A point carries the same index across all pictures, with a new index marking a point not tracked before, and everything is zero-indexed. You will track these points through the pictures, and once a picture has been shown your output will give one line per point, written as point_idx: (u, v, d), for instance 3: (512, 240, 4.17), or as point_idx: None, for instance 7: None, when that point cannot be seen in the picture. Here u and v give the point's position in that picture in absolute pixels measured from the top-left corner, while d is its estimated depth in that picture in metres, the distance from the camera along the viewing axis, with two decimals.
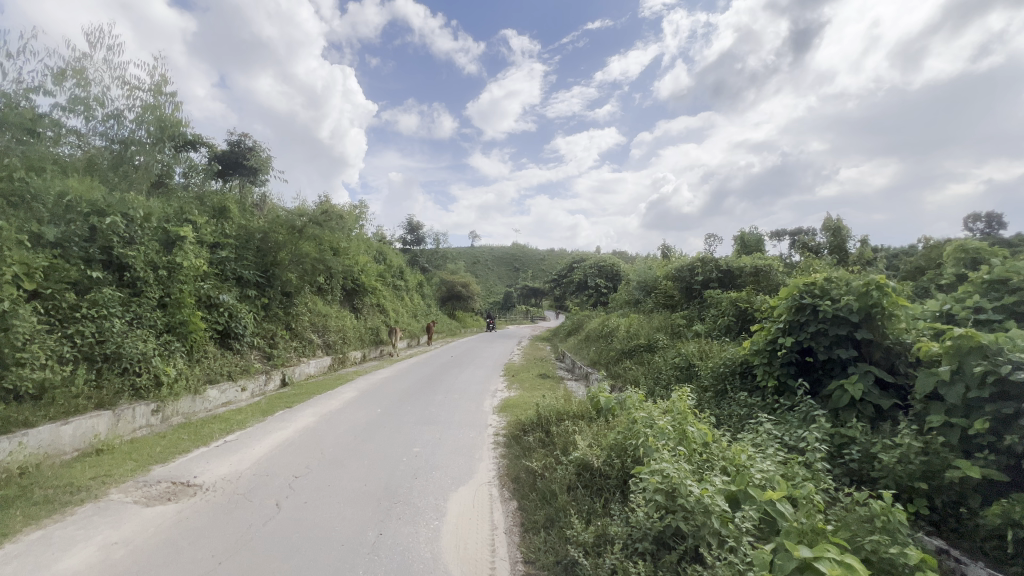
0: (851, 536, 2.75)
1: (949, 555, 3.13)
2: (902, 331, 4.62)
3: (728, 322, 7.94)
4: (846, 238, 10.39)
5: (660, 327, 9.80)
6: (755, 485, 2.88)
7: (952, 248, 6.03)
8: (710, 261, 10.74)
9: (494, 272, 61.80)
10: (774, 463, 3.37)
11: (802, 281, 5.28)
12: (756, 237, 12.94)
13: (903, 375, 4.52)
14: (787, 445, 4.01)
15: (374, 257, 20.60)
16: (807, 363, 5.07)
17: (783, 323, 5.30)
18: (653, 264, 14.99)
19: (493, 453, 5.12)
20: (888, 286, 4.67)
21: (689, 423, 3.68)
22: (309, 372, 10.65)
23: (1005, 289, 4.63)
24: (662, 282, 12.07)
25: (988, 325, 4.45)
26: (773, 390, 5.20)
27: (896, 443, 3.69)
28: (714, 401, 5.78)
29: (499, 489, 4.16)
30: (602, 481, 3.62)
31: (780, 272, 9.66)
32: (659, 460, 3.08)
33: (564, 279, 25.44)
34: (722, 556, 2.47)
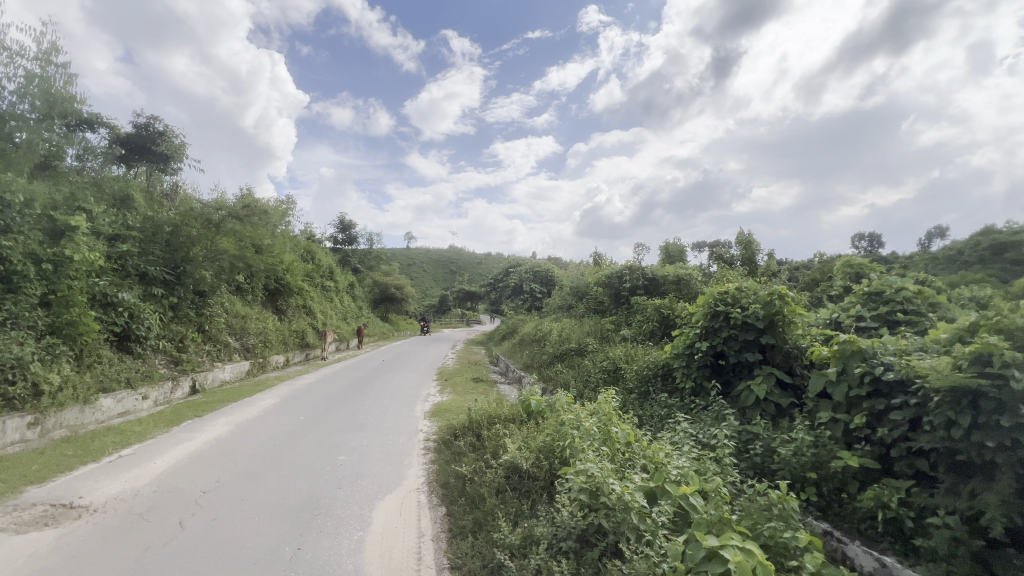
0: (752, 524, 3.02)
1: (832, 536, 3.53)
2: (799, 336, 5.15)
3: (652, 327, 8.40)
4: (756, 252, 11.39)
5: (590, 331, 10.15)
6: (671, 480, 3.07)
7: (841, 263, 6.82)
8: (636, 269, 11.32)
9: (429, 274, 60.89)
10: (689, 459, 3.61)
11: (717, 290, 5.72)
12: (679, 247, 13.84)
13: (799, 377, 5.03)
14: (701, 442, 4.30)
15: (301, 256, 19.52)
16: (720, 365, 5.51)
17: (700, 328, 5.70)
18: (585, 271, 15.52)
19: (424, 458, 5.04)
20: (788, 296, 5.19)
21: (614, 424, 3.84)
22: (223, 378, 9.83)
23: (880, 300, 5.33)
24: (593, 287, 12.54)
25: (866, 332, 5.09)
26: (690, 391, 5.57)
27: (792, 437, 4.09)
28: (638, 402, 6.08)
29: (428, 495, 4.10)
30: (530, 483, 3.68)
31: (699, 281, 10.39)
32: (584, 460, 3.19)
33: (500, 283, 25.65)
34: (640, 550, 2.60)
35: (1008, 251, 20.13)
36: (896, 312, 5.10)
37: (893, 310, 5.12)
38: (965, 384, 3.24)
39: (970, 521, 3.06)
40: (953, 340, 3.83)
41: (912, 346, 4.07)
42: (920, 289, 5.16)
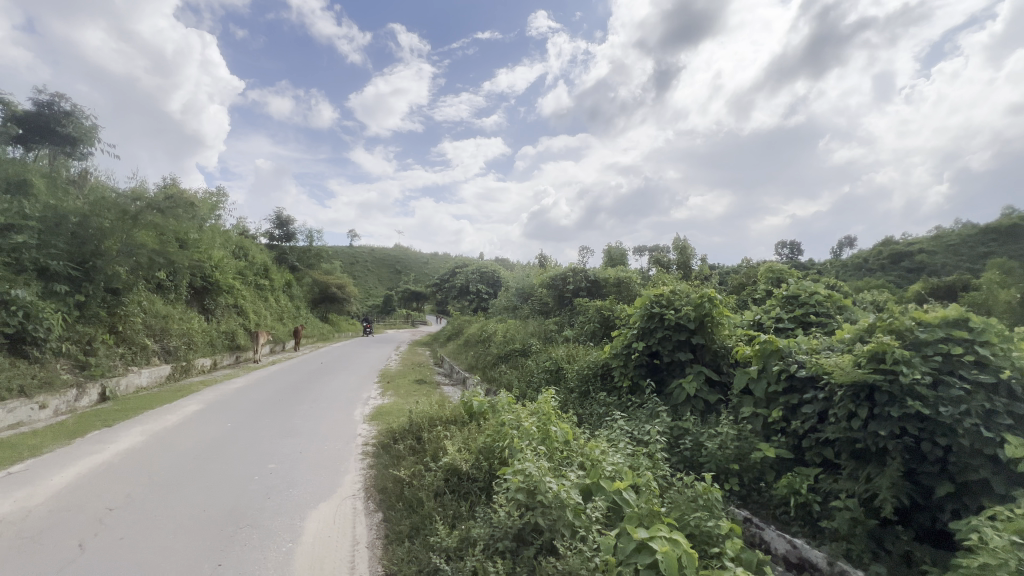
0: (680, 514, 3.18)
1: (751, 522, 3.79)
2: (726, 337, 5.50)
3: (593, 328, 8.66)
4: (691, 257, 12.04)
5: (535, 332, 10.29)
6: (606, 476, 3.17)
7: (764, 269, 7.37)
8: (580, 271, 11.64)
9: (374, 274, 59.16)
10: (624, 455, 3.74)
11: (653, 292, 5.99)
12: (620, 251, 14.36)
13: (726, 374, 5.37)
14: (636, 438, 4.47)
15: (232, 252, 18.32)
16: (655, 365, 5.76)
17: (637, 329, 5.95)
18: (530, 272, 15.71)
19: (361, 463, 4.88)
20: (716, 299, 5.54)
21: (553, 423, 3.91)
22: (139, 384, 9.02)
23: (796, 303, 5.81)
24: (538, 289, 12.73)
25: (784, 332, 5.52)
26: (627, 390, 5.78)
27: (718, 432, 4.36)
28: (578, 401, 6.23)
29: (365, 501, 3.98)
30: (469, 484, 3.68)
31: (638, 283, 10.84)
32: (523, 460, 3.22)
33: (446, 283, 25.42)
34: (574, 546, 2.66)
35: (904, 260, 22.61)
36: (809, 314, 5.57)
37: (807, 313, 5.60)
38: (864, 379, 3.59)
39: (866, 502, 3.40)
40: (855, 339, 4.24)
41: (821, 346, 4.47)
42: (830, 294, 5.67)
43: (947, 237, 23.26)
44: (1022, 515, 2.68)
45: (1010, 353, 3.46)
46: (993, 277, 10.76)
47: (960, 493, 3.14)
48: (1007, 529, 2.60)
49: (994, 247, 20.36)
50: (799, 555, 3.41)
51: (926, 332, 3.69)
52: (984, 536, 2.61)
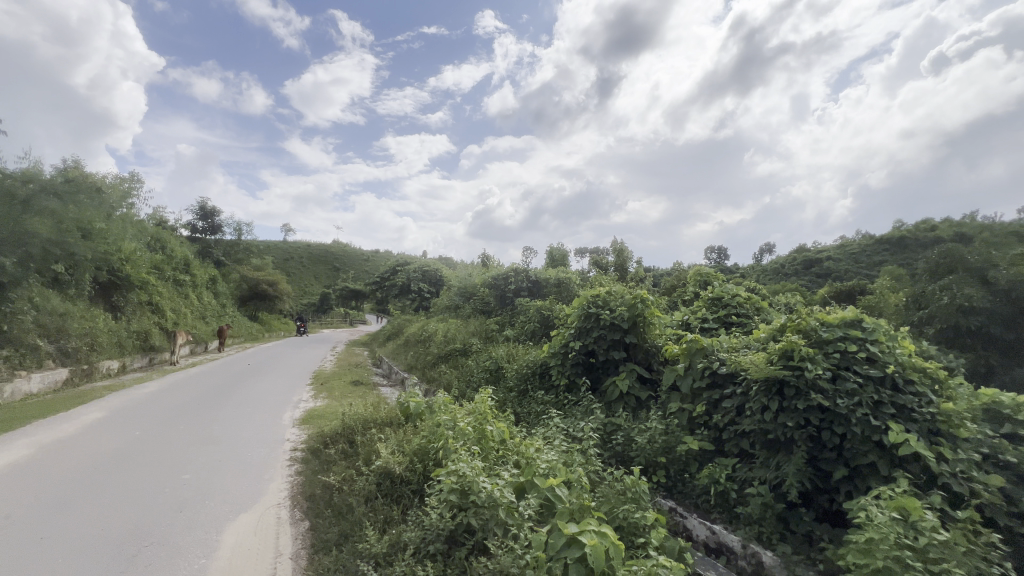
0: (609, 507, 3.29)
1: (676, 512, 4.00)
2: (656, 336, 5.77)
3: (532, 327, 8.78)
4: (627, 259, 12.53)
5: (476, 332, 10.27)
6: (540, 473, 3.22)
7: (693, 272, 7.84)
8: (521, 271, 11.81)
9: (310, 270, 56.41)
10: (558, 452, 3.81)
11: (590, 293, 6.18)
12: (561, 252, 14.67)
13: (656, 372, 5.63)
14: (571, 435, 4.58)
15: (146, 245, 16.75)
16: (591, 363, 5.93)
17: (574, 328, 6.10)
18: (473, 271, 15.67)
19: (289, 470, 4.63)
20: (649, 300, 5.81)
21: (488, 422, 3.90)
22: (28, 390, 8.01)
23: (719, 304, 6.22)
24: (480, 288, 12.73)
25: (709, 332, 5.89)
26: (565, 388, 5.91)
27: (647, 427, 4.56)
28: (516, 399, 6.28)
29: (290, 509, 3.77)
30: (402, 487, 3.60)
31: (577, 284, 11.14)
32: (457, 460, 3.20)
33: (387, 281, 24.75)
34: (505, 544, 2.68)
35: (814, 266, 24.89)
36: (731, 314, 5.98)
37: (729, 314, 6.00)
38: (775, 375, 3.91)
39: (776, 488, 3.70)
40: (768, 338, 4.61)
41: (740, 344, 4.81)
42: (749, 296, 6.12)
43: (849, 246, 25.89)
44: (901, 494, 3.03)
45: (893, 350, 3.92)
46: (885, 282, 12.11)
47: (853, 476, 3.49)
48: (888, 506, 2.92)
49: (887, 256, 22.92)
50: (717, 540, 3.65)
51: (828, 331, 4.08)
52: (871, 514, 2.92)
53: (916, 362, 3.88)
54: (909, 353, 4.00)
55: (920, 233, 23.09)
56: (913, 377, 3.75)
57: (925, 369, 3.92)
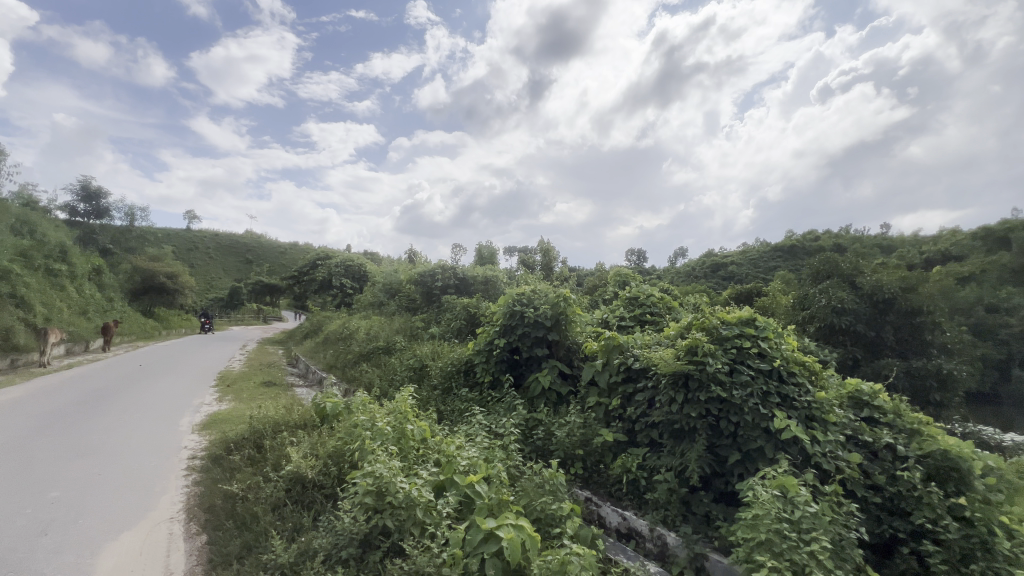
0: (527, 501, 3.38)
1: (591, 501, 4.20)
2: (577, 333, 5.99)
3: (458, 325, 8.73)
4: (553, 259, 12.87)
5: (400, 329, 10.01)
6: (460, 471, 3.23)
7: (613, 273, 8.23)
8: (448, 268, 11.71)
9: (217, 262, 51.71)
10: (479, 449, 3.83)
11: (516, 291, 6.27)
12: (490, 249, 14.73)
13: (577, 368, 5.85)
14: (493, 432, 4.61)
15: (9, 228, 14.39)
16: (514, 360, 6.03)
17: (499, 326, 6.16)
18: (399, 267, 15.25)
19: (185, 481, 4.21)
20: (571, 298, 6.01)
21: (409, 421, 3.83)
22: None
23: (636, 304, 6.60)
24: (405, 285, 12.42)
25: (625, 329, 6.23)
26: (488, 385, 5.95)
27: (566, 421, 4.73)
28: (440, 397, 6.22)
29: (185, 523, 3.44)
30: (314, 492, 3.44)
31: (504, 282, 11.27)
32: (374, 461, 3.10)
33: (306, 275, 23.37)
34: (422, 544, 2.64)
35: (721, 270, 27.25)
36: (645, 313, 6.37)
37: (644, 312, 6.38)
38: (681, 369, 4.23)
39: (680, 474, 4.00)
40: (677, 335, 4.96)
41: (652, 341, 5.14)
42: (661, 296, 6.56)
43: (750, 252, 28.61)
44: (782, 473, 3.40)
45: (779, 346, 4.40)
46: (777, 286, 13.55)
47: (745, 459, 3.87)
48: (772, 485, 3.27)
49: (780, 262, 25.63)
50: (628, 526, 3.88)
51: (727, 329, 4.48)
52: (757, 493, 3.25)
53: (797, 356, 4.38)
54: (792, 348, 4.52)
55: (807, 243, 26.09)
56: (794, 370, 4.23)
57: (804, 362, 4.45)
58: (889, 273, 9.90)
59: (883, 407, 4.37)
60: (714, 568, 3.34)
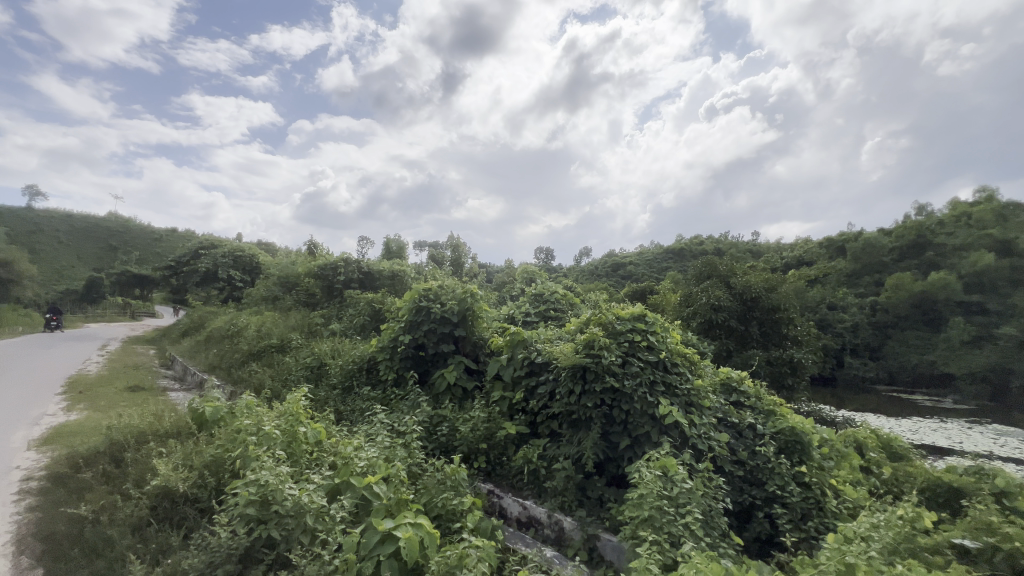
0: (427, 498, 3.36)
1: (493, 493, 4.29)
2: (483, 329, 6.05)
3: (361, 321, 8.37)
4: (463, 255, 12.84)
5: (296, 326, 9.35)
6: (358, 472, 3.11)
7: (521, 270, 8.43)
8: (352, 262, 11.17)
9: (70, 247, 44.03)
10: (379, 448, 3.70)
11: (422, 287, 6.15)
12: (399, 243, 14.28)
13: (483, 363, 5.90)
14: (396, 430, 4.48)
15: None
16: (420, 357, 5.93)
17: (404, 322, 6.00)
18: (297, 259, 14.20)
19: (15, 507, 3.51)
20: (478, 295, 6.05)
21: (302, 423, 3.60)
22: None
23: (540, 300, 6.83)
24: (303, 278, 11.60)
25: (530, 325, 6.43)
26: (393, 382, 5.78)
27: (470, 416, 4.75)
28: (340, 397, 5.92)
29: (12, 558, 2.88)
30: (188, 507, 3.11)
31: (412, 277, 10.99)
32: (257, 467, 2.85)
33: (187, 265, 20.85)
34: (311, 552, 2.50)
35: (621, 269, 29.24)
36: (549, 309, 6.62)
37: (548, 308, 6.63)
38: (579, 362, 4.46)
39: (576, 461, 4.23)
40: (577, 330, 5.21)
41: (554, 336, 5.36)
42: (564, 293, 6.87)
43: (646, 254, 31.01)
44: (663, 455, 3.73)
45: (665, 339, 4.83)
46: (667, 285, 14.86)
47: (634, 444, 4.18)
48: (656, 465, 3.57)
49: (671, 263, 28.19)
50: (528, 514, 4.02)
51: (621, 324, 4.80)
52: (642, 473, 3.54)
53: (679, 349, 4.85)
54: (676, 341, 4.98)
55: (693, 246, 28.97)
56: (677, 361, 4.67)
57: (685, 354, 4.93)
58: (756, 276, 11.34)
59: (747, 392, 5.01)
60: (605, 547, 3.58)
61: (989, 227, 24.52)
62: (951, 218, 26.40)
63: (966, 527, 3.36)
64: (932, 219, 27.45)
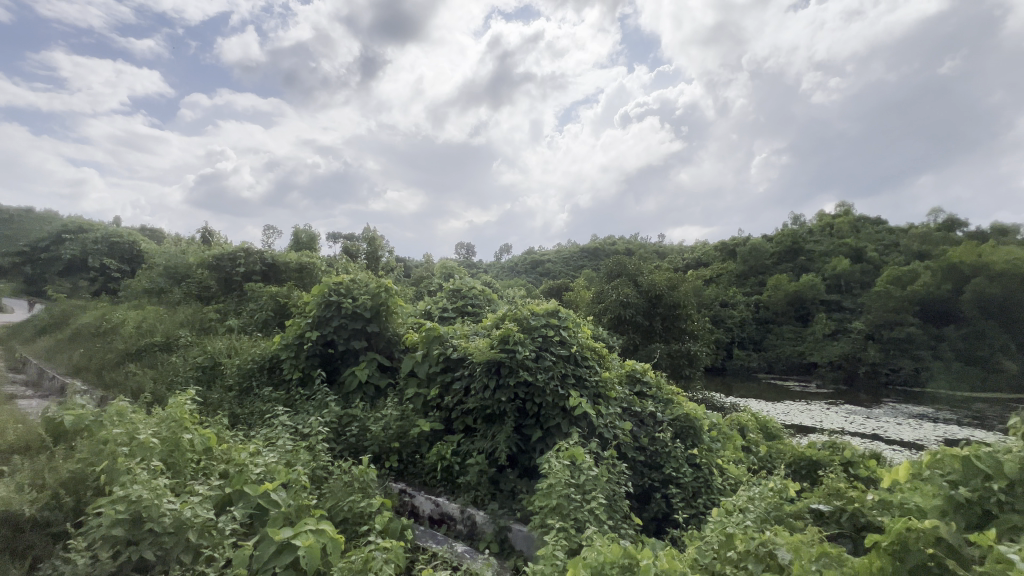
0: (333, 502, 3.22)
1: (405, 493, 4.20)
2: (398, 324, 5.88)
3: (264, 317, 7.75)
4: (379, 248, 12.36)
5: (186, 323, 8.41)
6: (253, 480, 2.88)
7: (439, 266, 8.33)
8: (254, 252, 10.26)
9: None
10: (279, 452, 3.45)
11: (332, 280, 5.81)
12: (309, 234, 13.41)
13: (397, 360, 5.73)
14: (299, 433, 4.20)
15: None
16: (329, 354, 5.62)
17: (311, 318, 5.65)
18: (188, 247, 12.78)
19: None
20: (393, 290, 5.86)
21: (187, 429, 3.24)
22: None
23: (458, 296, 6.79)
24: (196, 270, 10.45)
25: (447, 321, 6.37)
26: (297, 382, 5.43)
27: (382, 414, 4.60)
28: (237, 400, 5.44)
29: None
30: (37, 534, 2.67)
31: (323, 270, 10.37)
32: (129, 480, 2.52)
33: (44, 251, 17.84)
34: (192, 572, 2.28)
35: (539, 267, 30.05)
36: (466, 305, 6.61)
37: (465, 304, 6.62)
38: (494, 357, 4.50)
39: (489, 456, 4.28)
40: (493, 325, 5.25)
41: (470, 332, 5.36)
42: (481, 289, 6.90)
43: (564, 253, 32.04)
44: (572, 445, 3.89)
45: (576, 334, 5.03)
46: (582, 283, 15.55)
47: (545, 436, 4.32)
48: (564, 456, 3.72)
49: (586, 262, 29.48)
50: (441, 512, 3.98)
51: (536, 319, 4.91)
52: (552, 464, 3.66)
53: (589, 343, 5.08)
54: (586, 336, 5.20)
55: (606, 246, 30.59)
56: (587, 355, 4.89)
57: (595, 348, 5.18)
58: (661, 275, 12.25)
59: (649, 382, 5.38)
60: (516, 537, 3.66)
61: (846, 237, 29.45)
62: (818, 228, 31.20)
63: (822, 493, 3.91)
64: (804, 229, 31.69)
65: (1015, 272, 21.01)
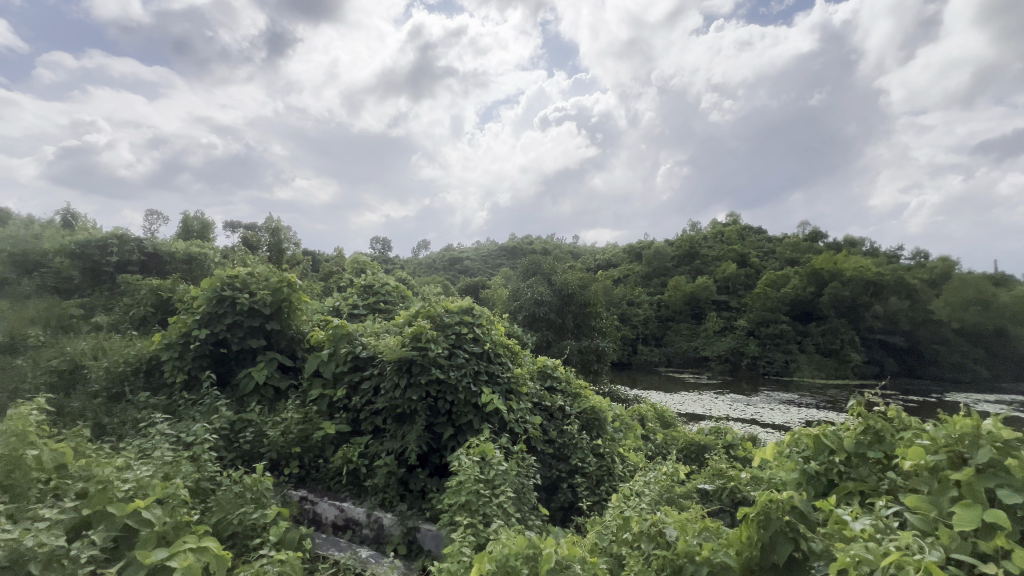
0: (219, 516, 2.94)
1: (306, 500, 3.95)
2: (302, 322, 5.51)
3: (143, 313, 6.87)
4: (284, 240, 11.42)
5: (39, 320, 7.18)
6: (119, 498, 2.53)
7: (351, 260, 7.94)
8: (131, 240, 9.02)
9: None
10: (154, 464, 3.07)
11: (226, 273, 5.29)
12: (201, 222, 12.08)
13: (300, 359, 5.37)
14: (181, 442, 3.77)
15: None
16: (221, 355, 5.12)
17: (200, 315, 5.11)
18: (44, 232, 10.92)
19: None
20: (296, 284, 5.48)
21: (33, 444, 2.76)
22: None
23: (369, 292, 6.54)
24: (53, 258, 8.95)
25: (357, 318, 6.11)
26: (181, 386, 4.87)
27: (281, 418, 4.29)
28: (104, 407, 4.75)
29: None
30: None
31: (214, 261, 9.35)
32: None
33: None
34: None
35: (457, 264, 29.92)
36: (378, 301, 6.39)
37: (377, 301, 6.39)
38: (405, 356, 4.39)
39: (399, 456, 4.17)
40: (405, 323, 5.12)
41: (381, 329, 5.18)
42: (395, 286, 6.70)
43: (482, 251, 32.15)
44: (483, 441, 3.91)
45: (490, 331, 5.06)
46: (499, 281, 15.73)
47: (457, 433, 4.31)
48: (474, 452, 3.72)
49: (504, 260, 29.90)
50: (345, 517, 3.81)
51: (449, 317, 4.86)
52: (461, 461, 3.67)
53: (502, 340, 5.15)
54: (500, 333, 5.26)
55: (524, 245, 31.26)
56: (500, 351, 4.94)
57: (507, 345, 5.25)
58: (573, 274, 12.78)
59: (559, 377, 5.58)
60: (424, 537, 3.59)
61: (734, 243, 32.93)
62: (711, 235, 34.53)
63: (707, 473, 4.33)
64: (700, 235, 34.89)
65: (859, 278, 25.10)
